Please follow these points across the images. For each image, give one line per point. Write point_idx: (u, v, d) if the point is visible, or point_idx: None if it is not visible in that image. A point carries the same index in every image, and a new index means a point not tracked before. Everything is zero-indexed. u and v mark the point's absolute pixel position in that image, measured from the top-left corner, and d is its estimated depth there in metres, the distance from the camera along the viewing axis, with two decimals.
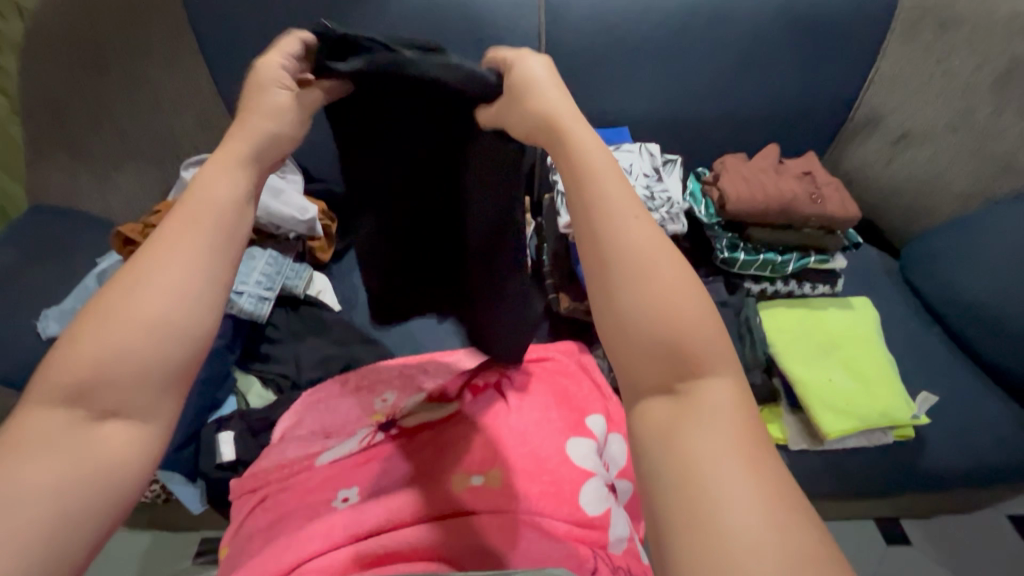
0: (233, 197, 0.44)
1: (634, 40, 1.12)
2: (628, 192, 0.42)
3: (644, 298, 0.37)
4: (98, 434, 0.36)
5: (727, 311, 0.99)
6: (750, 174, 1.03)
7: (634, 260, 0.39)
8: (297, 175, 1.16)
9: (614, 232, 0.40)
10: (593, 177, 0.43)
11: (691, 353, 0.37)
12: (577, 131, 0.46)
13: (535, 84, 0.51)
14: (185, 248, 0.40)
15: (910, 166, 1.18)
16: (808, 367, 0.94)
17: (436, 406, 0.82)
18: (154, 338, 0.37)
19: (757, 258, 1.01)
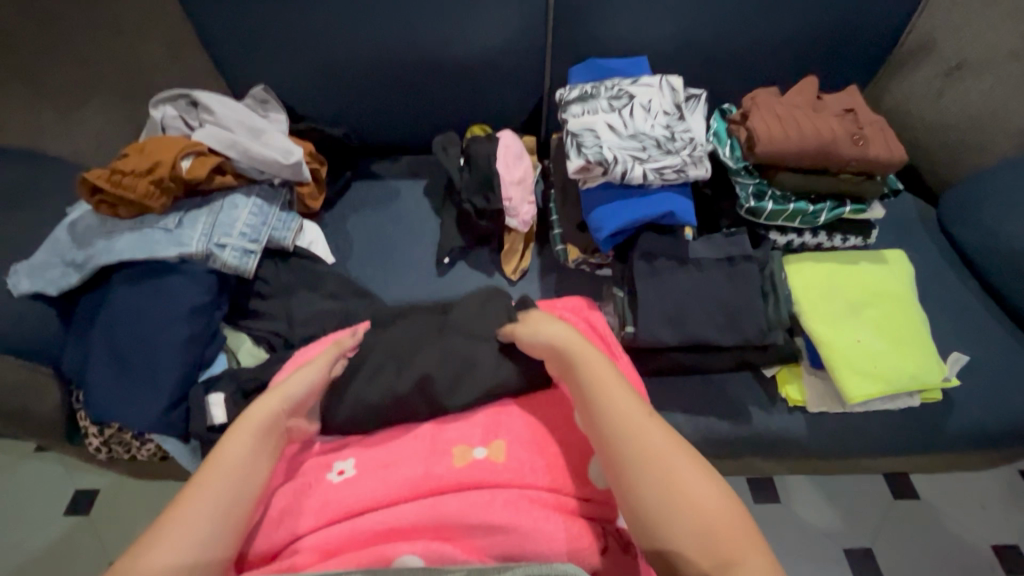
0: (252, 449, 0.60)
1: None
2: (631, 399, 0.60)
3: (667, 496, 0.52)
4: None
5: (751, 266, 0.91)
6: (784, 111, 0.91)
7: (660, 469, 0.53)
8: (281, 114, 1.08)
9: (627, 434, 0.56)
10: (609, 403, 0.59)
11: (716, 532, 0.50)
12: (591, 358, 0.64)
13: (543, 321, 0.70)
14: (219, 480, 0.57)
15: (961, 101, 1.05)
16: (836, 327, 0.87)
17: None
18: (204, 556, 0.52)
19: (786, 207, 0.91)
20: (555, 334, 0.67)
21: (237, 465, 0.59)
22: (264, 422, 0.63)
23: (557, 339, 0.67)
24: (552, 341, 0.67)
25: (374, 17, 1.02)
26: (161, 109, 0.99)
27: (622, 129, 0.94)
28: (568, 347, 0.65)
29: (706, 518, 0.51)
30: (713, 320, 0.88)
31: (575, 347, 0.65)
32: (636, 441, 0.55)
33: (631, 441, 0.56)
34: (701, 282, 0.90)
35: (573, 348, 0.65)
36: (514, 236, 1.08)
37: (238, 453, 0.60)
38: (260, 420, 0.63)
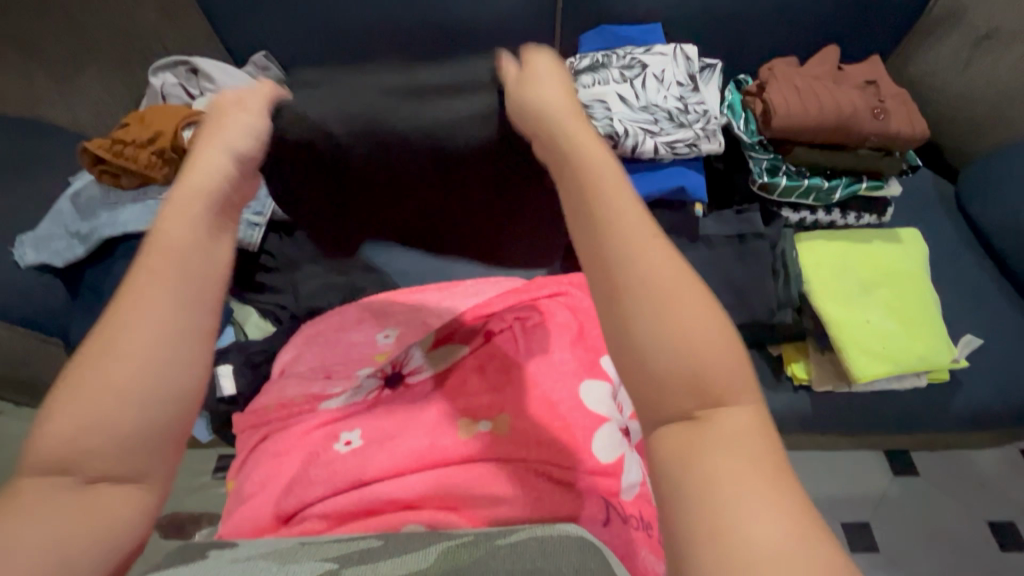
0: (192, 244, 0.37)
1: None
2: (624, 186, 0.38)
3: (655, 318, 0.33)
4: (97, 492, 0.32)
5: (761, 244, 0.89)
6: (803, 83, 0.88)
7: (652, 276, 0.34)
8: None
9: (613, 230, 0.36)
10: (605, 171, 0.38)
11: (711, 380, 0.32)
12: (577, 134, 0.41)
13: (535, 77, 0.45)
14: (148, 295, 0.35)
15: (987, 74, 1.01)
16: (846, 307, 0.86)
17: (441, 356, 0.76)
18: (156, 403, 0.33)
19: (801, 184, 0.89)
20: (545, 101, 0.43)
21: (180, 312, 0.35)
22: (193, 224, 0.38)
23: (541, 100, 0.43)
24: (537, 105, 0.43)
25: None
26: (160, 77, 0.97)
27: (633, 101, 0.91)
28: (551, 117, 0.42)
29: (701, 358, 0.33)
30: (722, 298, 0.87)
31: (560, 117, 0.42)
32: (626, 239, 0.35)
33: (622, 231, 0.36)
34: (710, 259, 0.89)
35: (561, 120, 0.42)
36: None
37: (171, 258, 0.36)
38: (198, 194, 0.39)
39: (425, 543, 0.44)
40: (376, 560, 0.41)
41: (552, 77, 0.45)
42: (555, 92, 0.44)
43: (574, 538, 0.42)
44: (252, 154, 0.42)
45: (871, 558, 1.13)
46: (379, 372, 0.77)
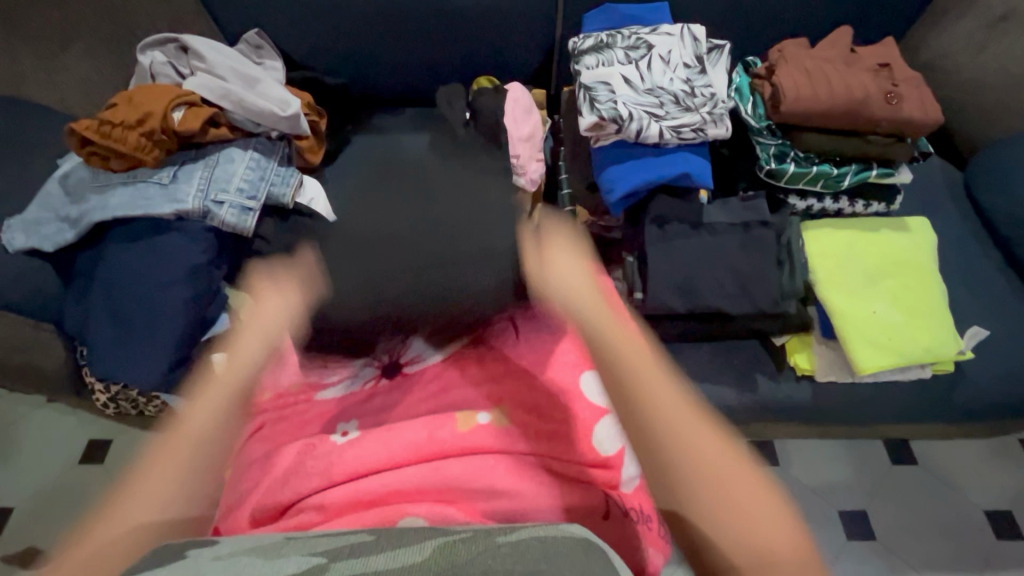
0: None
1: None
2: (688, 418, 0.53)
3: (712, 498, 0.50)
4: None
5: (767, 232, 0.87)
6: (814, 66, 0.85)
7: (670, 415, 0.53)
8: (276, 61, 1.03)
9: (674, 448, 0.51)
10: (652, 402, 0.54)
11: (761, 545, 0.48)
12: (641, 364, 0.58)
13: (565, 264, 0.69)
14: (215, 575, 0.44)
15: (1003, 56, 0.98)
16: (851, 297, 0.85)
17: (440, 346, 0.81)
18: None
19: (809, 170, 0.87)
20: (572, 285, 0.67)
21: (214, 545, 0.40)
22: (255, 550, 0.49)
23: (578, 296, 0.66)
24: (565, 289, 0.67)
25: None
26: (149, 54, 0.93)
27: (638, 83, 0.88)
28: (619, 354, 0.59)
29: (707, 459, 0.51)
30: (725, 288, 0.85)
31: (625, 355, 0.58)
32: (676, 445, 0.51)
33: (646, 383, 0.55)
34: (714, 248, 0.87)
35: (627, 353, 0.59)
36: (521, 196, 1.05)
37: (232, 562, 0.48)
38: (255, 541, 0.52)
39: (419, 538, 0.43)
40: (370, 553, 0.40)
41: (575, 265, 0.69)
42: (581, 282, 0.67)
43: (578, 539, 0.42)
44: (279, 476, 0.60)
45: (867, 545, 1.14)
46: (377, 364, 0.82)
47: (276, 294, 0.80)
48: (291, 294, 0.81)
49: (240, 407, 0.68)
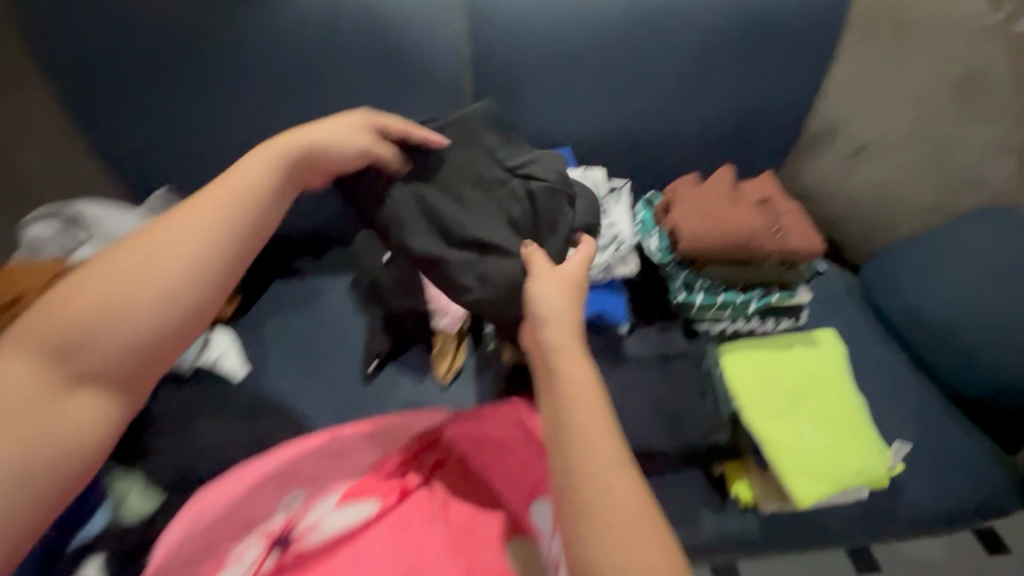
0: (219, 226, 0.59)
1: (570, 51, 0.98)
2: (591, 393, 0.57)
3: (585, 466, 0.51)
4: (61, 407, 0.51)
5: (686, 364, 0.88)
6: (705, 204, 0.91)
7: (581, 448, 0.52)
8: None
9: (573, 411, 0.55)
10: (575, 416, 0.54)
11: (620, 521, 0.47)
12: (567, 342, 0.62)
13: (554, 289, 0.68)
14: (190, 232, 0.58)
15: (869, 181, 1.09)
16: (776, 422, 0.84)
17: (345, 510, 0.73)
18: (127, 327, 0.53)
19: (716, 299, 0.91)
20: (554, 307, 0.66)
21: (192, 251, 0.57)
22: (236, 199, 0.61)
23: (553, 313, 0.65)
24: (546, 307, 0.66)
25: (287, 117, 0.99)
26: (35, 226, 0.89)
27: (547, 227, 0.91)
28: (558, 326, 0.64)
29: (613, 486, 0.49)
30: (655, 425, 0.83)
31: (564, 327, 0.64)
32: (578, 411, 0.55)
33: (574, 391, 0.56)
34: (638, 384, 0.86)
35: (566, 326, 0.64)
36: (445, 335, 1.03)
37: (181, 233, 0.57)
38: (214, 232, 0.59)
39: None
40: None
41: (561, 292, 0.68)
42: (563, 305, 0.67)
43: None
44: (243, 187, 0.62)
45: None
46: (263, 535, 0.71)
47: (346, 122, 0.73)
48: (359, 137, 0.73)
49: (284, 182, 0.66)
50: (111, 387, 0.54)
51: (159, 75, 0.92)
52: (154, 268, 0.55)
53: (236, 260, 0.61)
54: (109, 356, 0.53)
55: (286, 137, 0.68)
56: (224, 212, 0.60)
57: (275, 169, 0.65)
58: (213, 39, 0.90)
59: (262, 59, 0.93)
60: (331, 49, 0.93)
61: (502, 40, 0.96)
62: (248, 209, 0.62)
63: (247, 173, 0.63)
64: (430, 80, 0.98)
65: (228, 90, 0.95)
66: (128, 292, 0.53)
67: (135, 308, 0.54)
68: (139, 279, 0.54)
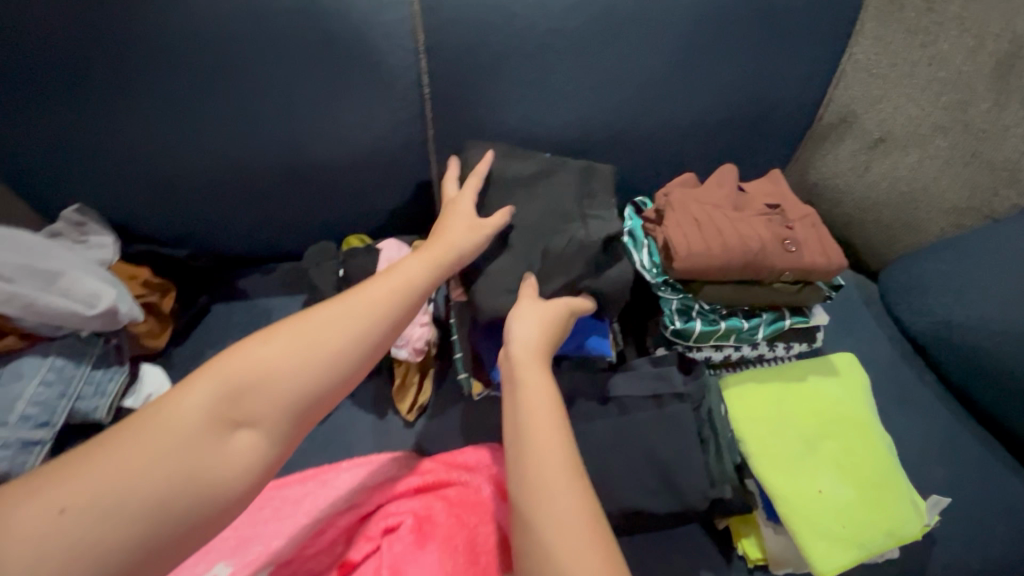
0: (381, 315, 0.58)
1: (542, 31, 0.83)
2: (553, 422, 0.56)
3: (546, 506, 0.50)
4: (224, 447, 0.47)
5: (683, 405, 0.75)
6: (703, 214, 0.76)
7: (541, 488, 0.51)
8: (101, 239, 0.88)
9: (533, 447, 0.54)
10: (536, 451, 0.53)
11: (572, 559, 0.47)
12: (527, 373, 0.60)
13: (527, 317, 0.66)
14: (348, 316, 0.56)
15: (891, 176, 0.95)
16: (789, 474, 0.71)
17: None
18: (301, 388, 0.52)
19: (719, 327, 0.77)
20: (524, 337, 0.63)
21: (345, 335, 0.55)
22: (392, 285, 0.61)
23: (522, 342, 0.63)
24: (518, 337, 0.63)
25: (202, 118, 0.83)
26: None
27: (518, 244, 0.75)
28: (526, 357, 0.61)
29: (565, 522, 0.49)
30: (646, 479, 0.70)
31: (530, 360, 0.61)
32: (540, 447, 0.53)
33: (535, 426, 0.55)
34: (626, 430, 0.73)
35: (533, 356, 0.62)
36: (405, 366, 0.89)
37: (368, 307, 0.57)
38: (375, 314, 0.57)
39: None
40: None
41: (534, 319, 0.66)
42: (528, 333, 0.64)
43: None
44: (416, 278, 0.63)
45: None
46: None
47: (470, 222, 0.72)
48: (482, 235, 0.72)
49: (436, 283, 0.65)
50: (265, 433, 0.50)
51: (45, 72, 0.77)
52: (317, 336, 0.54)
53: (382, 341, 0.58)
54: (265, 409, 0.50)
55: (436, 241, 0.69)
56: (398, 288, 0.60)
57: (434, 267, 0.65)
58: (93, 29, 0.74)
59: (159, 51, 0.76)
60: (243, 37, 0.77)
61: (452, 21, 0.81)
62: (405, 299, 0.60)
63: (406, 270, 0.63)
64: (379, 69, 0.83)
65: (129, 84, 0.79)
66: (280, 364, 0.51)
67: (306, 367, 0.52)
68: (287, 352, 0.52)
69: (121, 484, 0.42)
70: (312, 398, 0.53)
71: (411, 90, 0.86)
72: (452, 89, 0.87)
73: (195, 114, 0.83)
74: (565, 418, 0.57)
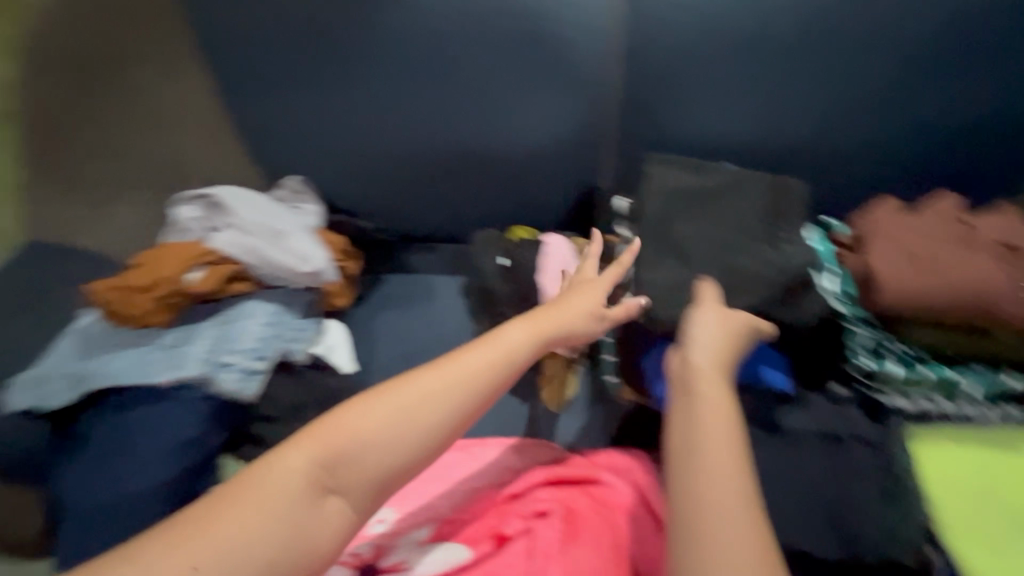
0: (472, 386, 0.57)
1: (737, 41, 0.85)
2: (730, 421, 0.54)
3: (706, 493, 0.48)
4: (322, 506, 0.49)
5: (864, 449, 0.69)
6: (918, 249, 0.70)
7: (707, 469, 0.50)
8: (311, 205, 1.01)
9: (702, 434, 0.52)
10: (707, 438, 0.52)
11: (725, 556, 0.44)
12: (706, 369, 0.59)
13: (708, 321, 0.65)
14: (444, 387, 0.55)
15: None
16: (995, 553, 0.63)
17: (435, 552, 0.67)
18: (396, 454, 0.52)
19: (917, 372, 0.72)
20: (705, 337, 0.63)
21: (438, 405, 0.55)
22: (488, 356, 0.59)
23: (701, 341, 0.63)
24: (697, 334, 0.64)
25: (417, 104, 0.95)
26: (179, 208, 0.92)
27: (697, 250, 0.76)
28: (706, 357, 0.61)
29: (729, 516, 0.47)
30: (819, 521, 0.65)
31: (711, 361, 0.61)
32: (707, 442, 0.52)
33: (709, 412, 0.54)
34: (797, 462, 0.69)
35: (712, 359, 0.61)
36: (555, 360, 0.92)
37: (459, 381, 0.56)
38: (468, 386, 0.56)
39: None
40: None
41: (717, 324, 0.65)
42: (712, 335, 0.64)
43: None
44: (518, 347, 0.61)
45: None
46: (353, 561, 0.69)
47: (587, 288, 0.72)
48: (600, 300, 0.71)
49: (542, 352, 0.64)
50: (350, 502, 0.51)
51: (305, 60, 0.93)
52: (413, 404, 0.54)
53: (470, 414, 0.56)
54: (355, 478, 0.51)
55: (549, 309, 0.68)
56: (497, 361, 0.59)
57: (535, 340, 0.63)
58: (353, 27, 0.90)
59: (398, 46, 0.91)
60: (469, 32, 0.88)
61: (649, 30, 0.87)
62: (503, 368, 0.59)
63: (504, 343, 0.61)
64: (574, 71, 0.90)
65: (366, 72, 0.93)
66: (377, 430, 0.52)
67: (399, 432, 0.53)
68: (382, 416, 0.53)
69: (233, 541, 0.44)
70: (399, 465, 0.53)
71: (599, 91, 0.92)
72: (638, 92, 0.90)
73: (410, 101, 0.95)
74: (744, 446, 0.53)
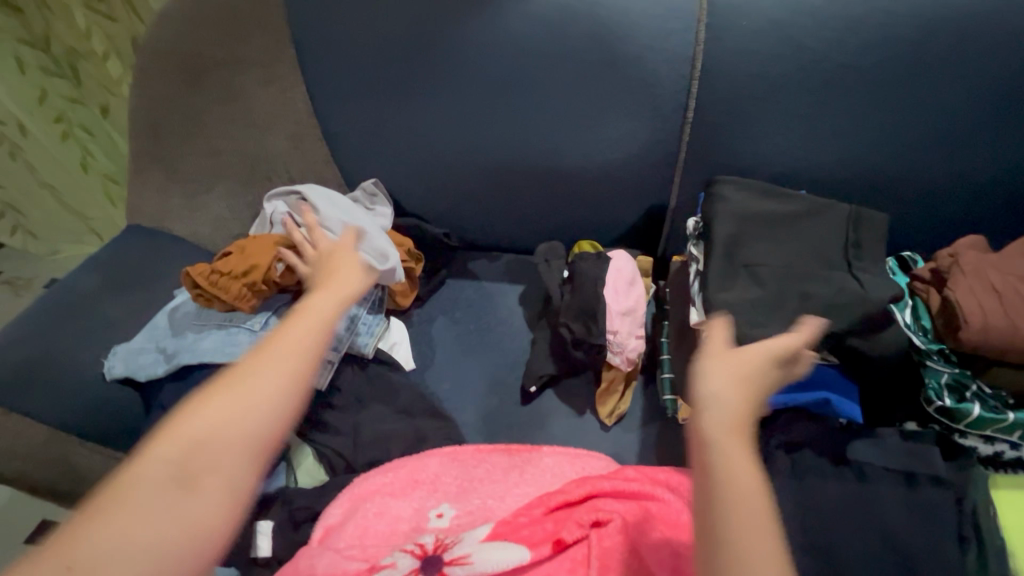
0: (307, 345, 0.56)
1: (820, 69, 0.85)
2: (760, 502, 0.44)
3: None
4: (190, 495, 0.46)
5: (937, 489, 0.67)
6: (1006, 284, 0.68)
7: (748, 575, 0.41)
8: (386, 208, 1.07)
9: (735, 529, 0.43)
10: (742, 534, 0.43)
11: None
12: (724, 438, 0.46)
13: (722, 373, 0.51)
14: (274, 357, 0.54)
15: None
16: None
17: (495, 548, 0.70)
18: (256, 418, 0.50)
19: (1004, 417, 0.68)
20: (723, 397, 0.49)
21: (270, 368, 0.53)
22: (308, 321, 0.59)
23: (721, 405, 0.48)
24: (716, 397, 0.49)
25: (495, 116, 0.98)
26: (273, 203, 1.01)
27: (769, 274, 0.76)
28: (730, 423, 0.48)
29: None
30: (887, 557, 0.64)
31: (737, 427, 0.47)
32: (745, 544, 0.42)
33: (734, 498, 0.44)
34: (862, 496, 0.68)
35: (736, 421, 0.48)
36: (613, 373, 0.93)
37: (281, 347, 0.55)
38: (296, 347, 0.55)
39: None
40: None
41: (732, 375, 0.51)
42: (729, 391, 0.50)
43: None
44: (330, 310, 0.62)
45: None
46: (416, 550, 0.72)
47: (354, 265, 0.72)
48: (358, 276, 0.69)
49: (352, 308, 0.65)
50: (225, 481, 0.47)
51: (394, 71, 0.99)
52: (254, 382, 0.51)
53: (310, 368, 0.55)
54: (223, 457, 0.48)
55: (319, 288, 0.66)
56: (313, 324, 0.59)
57: (333, 307, 0.63)
58: (442, 42, 0.95)
59: (482, 62, 0.95)
60: (559, 50, 0.92)
61: (733, 54, 0.87)
62: (321, 326, 0.59)
63: (314, 313, 0.60)
64: (652, 92, 0.92)
65: (450, 84, 0.97)
66: (217, 414, 0.49)
67: (246, 402, 0.50)
68: (227, 397, 0.50)
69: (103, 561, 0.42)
70: (267, 430, 0.50)
71: (673, 113, 0.94)
72: (714, 116, 0.91)
73: (489, 113, 0.98)
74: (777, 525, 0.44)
